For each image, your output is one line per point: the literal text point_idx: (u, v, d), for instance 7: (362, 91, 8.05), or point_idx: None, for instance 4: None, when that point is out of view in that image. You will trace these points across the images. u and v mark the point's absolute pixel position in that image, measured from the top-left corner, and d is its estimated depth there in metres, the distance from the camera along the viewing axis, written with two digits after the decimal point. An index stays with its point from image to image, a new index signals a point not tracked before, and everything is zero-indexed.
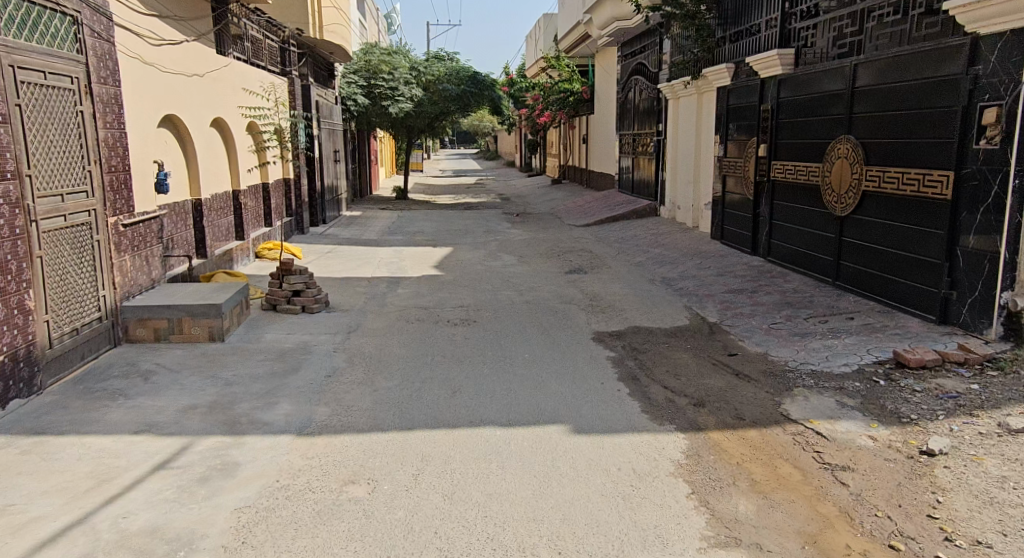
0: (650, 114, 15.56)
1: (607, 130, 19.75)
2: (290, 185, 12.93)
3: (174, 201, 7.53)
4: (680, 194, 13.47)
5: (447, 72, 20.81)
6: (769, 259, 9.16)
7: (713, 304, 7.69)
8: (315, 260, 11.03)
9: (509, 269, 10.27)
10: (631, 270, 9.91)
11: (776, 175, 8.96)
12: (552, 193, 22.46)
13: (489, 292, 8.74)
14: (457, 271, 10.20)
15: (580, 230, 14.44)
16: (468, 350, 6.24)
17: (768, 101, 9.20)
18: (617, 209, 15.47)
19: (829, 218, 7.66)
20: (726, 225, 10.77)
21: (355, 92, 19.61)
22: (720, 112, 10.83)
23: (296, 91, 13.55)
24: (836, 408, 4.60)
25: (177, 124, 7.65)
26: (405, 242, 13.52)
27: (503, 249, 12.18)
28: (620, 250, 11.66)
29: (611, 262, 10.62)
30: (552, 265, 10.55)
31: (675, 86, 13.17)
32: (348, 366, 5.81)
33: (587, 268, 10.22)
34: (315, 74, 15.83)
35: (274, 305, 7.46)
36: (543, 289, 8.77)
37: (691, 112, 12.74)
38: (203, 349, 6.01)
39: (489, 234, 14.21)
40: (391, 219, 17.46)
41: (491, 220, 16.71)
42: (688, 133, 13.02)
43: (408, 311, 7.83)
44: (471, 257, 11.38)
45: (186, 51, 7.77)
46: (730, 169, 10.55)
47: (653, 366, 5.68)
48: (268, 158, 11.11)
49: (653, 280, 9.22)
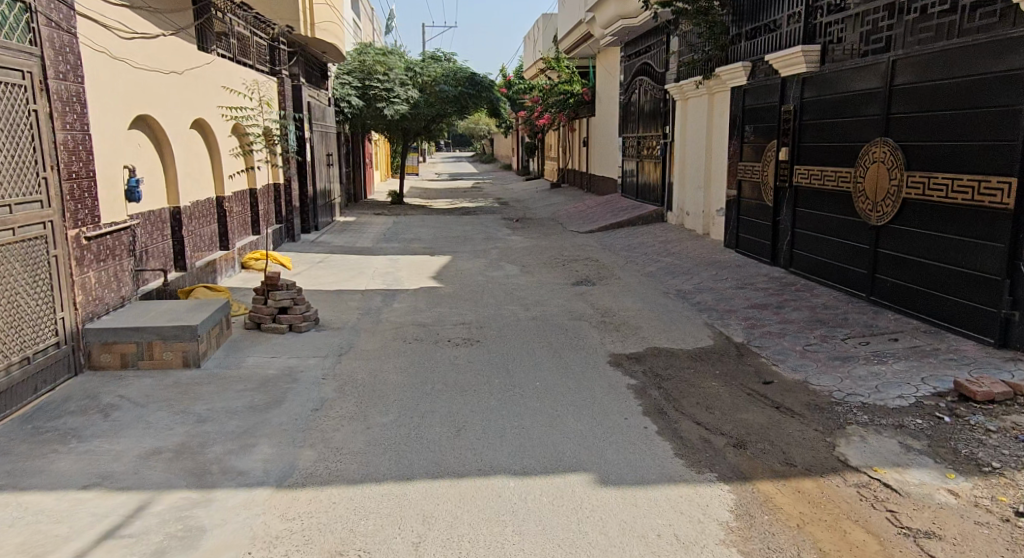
0: (656, 115, 14.97)
1: (609, 133, 19.17)
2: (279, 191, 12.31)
3: (148, 209, 6.89)
4: (689, 199, 12.88)
5: (444, 73, 20.25)
6: (792, 270, 8.56)
7: (736, 321, 7.07)
8: (305, 270, 10.40)
9: (512, 280, 9.64)
10: (642, 282, 9.30)
11: (799, 180, 8.37)
12: (552, 197, 21.86)
13: (492, 306, 8.12)
14: (457, 282, 9.57)
15: (583, 236, 13.83)
16: (473, 377, 5.60)
17: (789, 102, 8.61)
18: (621, 215, 14.87)
19: (862, 227, 7.06)
20: (741, 233, 10.17)
21: (349, 92, 18.98)
22: (735, 113, 10.25)
23: (286, 92, 12.95)
24: (901, 452, 3.98)
25: (153, 125, 7.04)
26: (401, 249, 12.89)
27: (504, 258, 11.57)
28: (628, 258, 11.05)
29: (620, 272, 10.01)
30: (557, 276, 9.93)
31: (684, 87, 12.59)
32: (338, 398, 5.18)
33: (594, 279, 9.60)
34: (306, 74, 15.20)
35: (259, 324, 6.82)
36: (550, 304, 8.15)
37: (701, 113, 12.15)
38: (175, 377, 5.37)
39: (489, 241, 13.58)
40: (386, 225, 16.84)
41: (490, 226, 16.09)
42: (697, 135, 12.43)
43: (404, 328, 7.20)
44: (471, 267, 10.76)
45: (163, 46, 7.16)
46: (746, 174, 9.96)
47: (681, 397, 5.06)
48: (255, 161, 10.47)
49: (667, 293, 8.61)
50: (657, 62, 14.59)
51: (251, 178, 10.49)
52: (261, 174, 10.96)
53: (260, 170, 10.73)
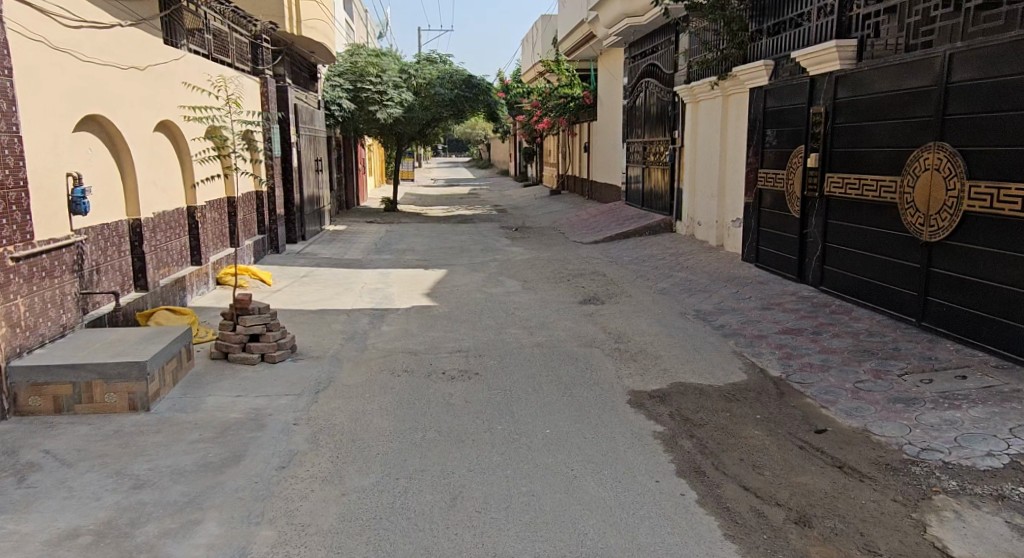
0: (662, 119, 14.20)
1: (612, 138, 18.39)
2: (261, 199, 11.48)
3: (98, 223, 6.05)
4: (701, 208, 12.10)
5: (439, 75, 19.40)
6: (824, 288, 7.76)
7: (768, 349, 6.26)
8: (287, 286, 9.56)
9: (513, 299, 8.81)
10: (655, 301, 8.49)
11: (832, 190, 7.58)
12: (552, 205, 21.09)
13: (492, 330, 7.29)
14: (453, 300, 8.76)
15: (587, 248, 13.02)
16: (471, 422, 4.78)
17: (818, 103, 7.83)
18: (627, 225, 14.08)
19: (911, 244, 6.27)
20: (761, 246, 9.37)
21: (340, 95, 18.16)
22: (754, 116, 9.46)
23: (271, 92, 12.14)
24: (1013, 537, 3.16)
25: (108, 126, 6.23)
26: (394, 262, 12.08)
27: (503, 272, 10.76)
28: (637, 273, 10.24)
29: (630, 289, 9.19)
30: (561, 293, 9.12)
31: (695, 88, 11.81)
32: (311, 450, 4.35)
33: (603, 298, 8.79)
34: (293, 75, 14.38)
35: (227, 354, 6.00)
36: (556, 328, 7.32)
37: (714, 116, 11.37)
38: (118, 423, 4.54)
39: (487, 253, 12.77)
40: (379, 234, 16.03)
41: (488, 236, 15.28)
42: (709, 140, 11.64)
43: (392, 358, 6.37)
44: (468, 282, 9.95)
45: (121, 38, 6.37)
46: (767, 182, 9.16)
47: (720, 451, 4.24)
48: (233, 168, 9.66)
49: (684, 314, 7.80)
50: (665, 62, 13.80)
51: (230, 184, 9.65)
52: (240, 181, 10.14)
53: (241, 176, 9.92)
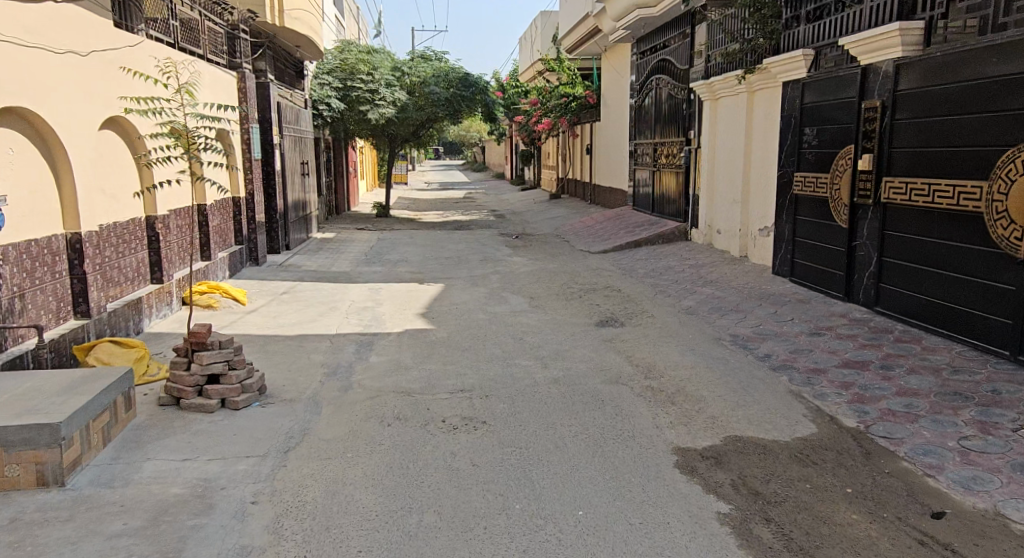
0: (674, 118, 13.24)
1: (618, 139, 17.37)
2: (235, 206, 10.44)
3: (22, 241, 5.05)
4: (720, 214, 11.12)
5: (434, 73, 18.44)
6: (881, 310, 6.74)
7: (831, 387, 5.24)
8: (265, 304, 8.50)
9: (520, 321, 7.77)
10: (680, 322, 7.47)
11: (890, 197, 6.57)
12: (552, 210, 20.10)
13: (499, 361, 6.25)
14: (452, 322, 7.72)
15: (596, 258, 11.99)
16: (480, 499, 3.74)
17: (872, 96, 6.84)
18: (637, 232, 13.07)
19: (1005, 263, 5.32)
20: (798, 258, 8.35)
21: (329, 94, 17.12)
22: (788, 114, 8.46)
23: (251, 88, 11.09)
24: None
25: (36, 124, 5.23)
26: (386, 275, 11.04)
27: (506, 287, 9.73)
28: (655, 288, 9.21)
29: (650, 308, 8.16)
30: (573, 312, 8.10)
31: (714, 83, 10.86)
32: (271, 548, 3.30)
33: (621, 319, 7.77)
34: (277, 70, 13.37)
35: (180, 399, 4.96)
36: (573, 358, 6.29)
37: (736, 114, 10.38)
38: (19, 508, 3.51)
39: (487, 264, 11.74)
40: (369, 242, 14.98)
41: (487, 244, 14.25)
42: (730, 141, 10.66)
43: (382, 402, 5.31)
44: (468, 300, 8.91)
45: (56, 17, 5.37)
46: (804, 187, 8.15)
47: (813, 547, 3.22)
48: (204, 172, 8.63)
49: (717, 339, 6.77)
50: (679, 57, 12.80)
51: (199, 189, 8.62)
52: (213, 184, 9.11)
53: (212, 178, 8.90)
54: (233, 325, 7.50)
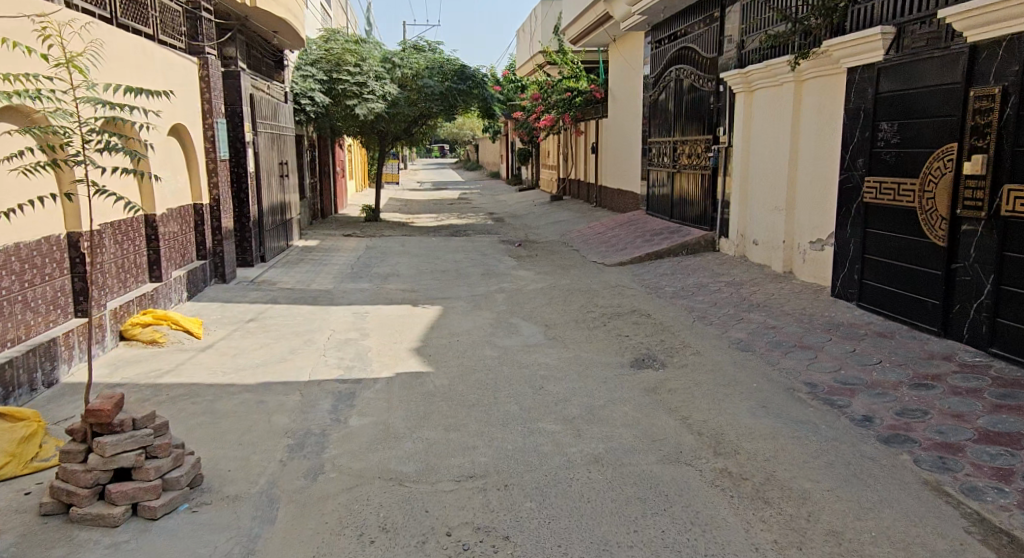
0: (695, 113, 11.84)
1: (629, 137, 15.93)
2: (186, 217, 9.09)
3: None
4: (756, 222, 9.63)
5: (428, 66, 16.91)
6: (999, 352, 5.30)
7: (981, 477, 3.79)
8: (225, 339, 7.09)
9: (535, 361, 6.34)
10: (733, 361, 6.05)
11: (1015, 208, 5.16)
12: (556, 213, 18.68)
13: (517, 427, 4.82)
14: (453, 364, 6.29)
15: (612, 272, 10.59)
16: None
17: (985, 81, 5.43)
18: (656, 241, 11.67)
19: None
20: (866, 280, 6.87)
21: (312, 87, 15.59)
22: (855, 107, 6.99)
23: (217, 77, 9.85)
24: None
25: None
26: (374, 293, 9.60)
27: (515, 311, 8.31)
28: (692, 313, 7.79)
29: (693, 341, 6.73)
30: (599, 348, 6.67)
31: (750, 72, 9.39)
32: None
33: (660, 357, 6.34)
34: (248, 57, 11.94)
35: (72, 507, 3.50)
36: (613, 422, 4.85)
37: (779, 108, 8.89)
38: None
39: (490, 279, 10.34)
40: (357, 252, 13.54)
41: (487, 254, 12.83)
42: (771, 137, 9.17)
43: (362, 499, 3.85)
44: (470, 330, 7.48)
45: None
46: (877, 195, 6.68)
47: None
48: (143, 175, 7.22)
49: (787, 385, 5.36)
50: (703, 44, 11.38)
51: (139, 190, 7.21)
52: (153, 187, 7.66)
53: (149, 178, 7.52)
54: (179, 369, 6.05)
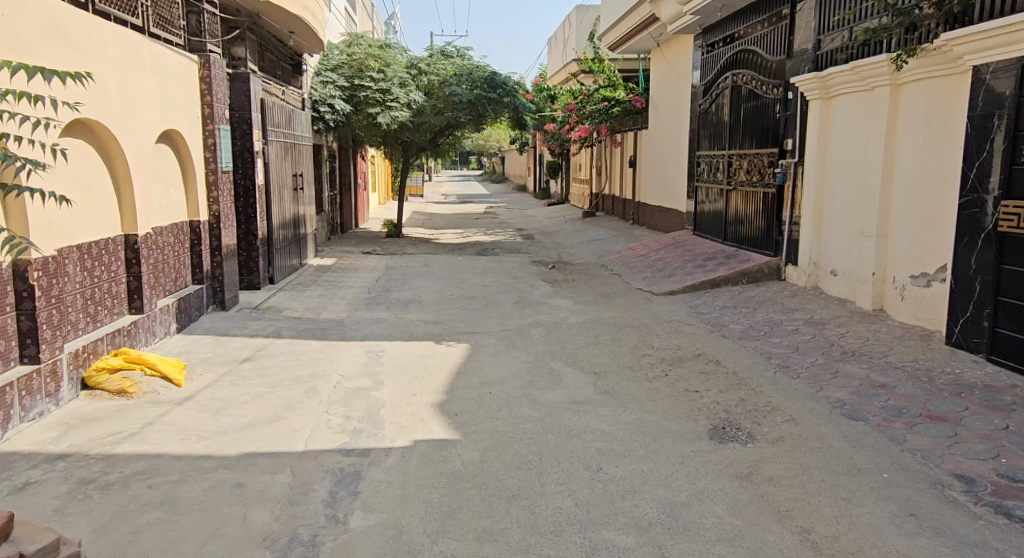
0: (752, 123, 10.53)
1: (674, 150, 14.62)
2: (178, 236, 7.97)
3: None
4: (833, 247, 8.21)
5: (456, 72, 15.77)
6: None
7: None
8: (210, 388, 5.92)
9: (587, 428, 5.06)
10: (844, 434, 4.73)
11: None
12: (590, 231, 17.42)
13: (575, 542, 3.56)
14: (485, 431, 5.05)
15: (663, 303, 9.29)
16: None
17: None
18: (711, 267, 10.35)
19: None
20: (1001, 328, 5.49)
21: (332, 93, 14.49)
22: (984, 114, 5.63)
23: (221, 78, 8.79)
24: None
25: None
26: (391, 325, 8.40)
27: (554, 353, 7.06)
28: (770, 360, 6.46)
29: (781, 401, 5.42)
30: (665, 410, 5.37)
31: (829, 75, 8.03)
32: None
33: (745, 425, 5.03)
34: (259, 59, 10.90)
35: None
36: (706, 536, 3.58)
37: (867, 117, 7.51)
38: None
39: (523, 309, 9.10)
40: (376, 272, 12.38)
41: (520, 278, 11.57)
42: (853, 151, 7.79)
43: None
44: (503, 380, 6.23)
45: None
46: (1018, 223, 5.32)
47: None
48: (82, 193, 6.00)
49: (933, 478, 4.02)
50: (767, 46, 10.09)
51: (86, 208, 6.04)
52: (110, 202, 6.49)
53: (103, 188, 6.36)
54: (147, 433, 4.89)
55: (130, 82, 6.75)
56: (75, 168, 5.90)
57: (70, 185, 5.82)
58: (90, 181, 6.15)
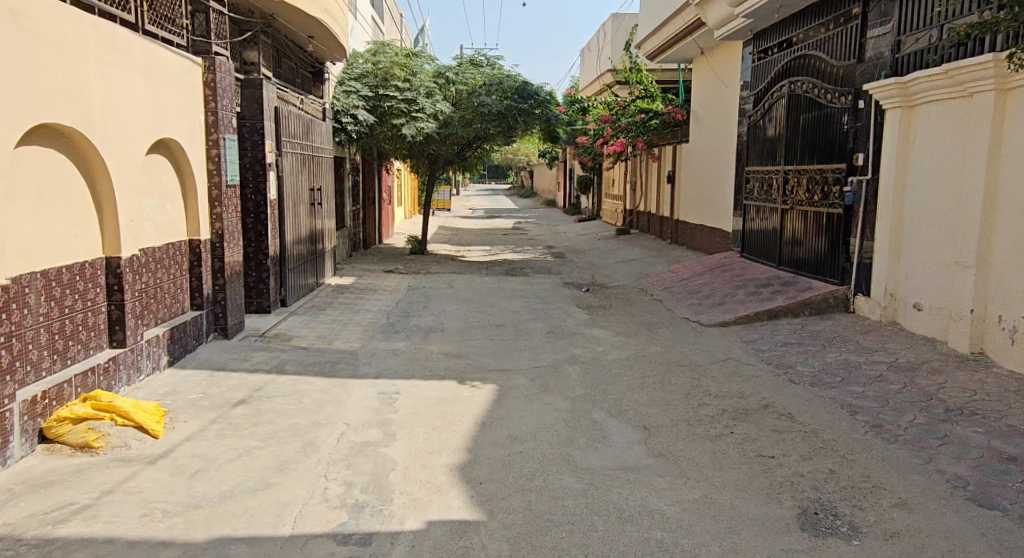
0: (812, 136, 9.49)
1: (718, 166, 13.57)
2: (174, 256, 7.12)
3: None
4: (917, 277, 7.13)
5: (486, 82, 14.93)
6: None
7: None
8: (191, 440, 5.02)
9: (644, 509, 4.07)
10: (979, 532, 3.68)
11: None
12: (626, 250, 16.41)
13: None
14: (515, 509, 4.08)
15: (716, 336, 8.25)
16: None
17: None
18: (767, 294, 9.29)
19: None
20: None
21: (355, 104, 13.68)
22: None
23: (228, 84, 7.98)
24: None
25: None
26: (410, 358, 7.48)
27: (595, 398, 6.07)
28: (856, 415, 5.41)
29: (883, 475, 4.38)
30: (737, 484, 4.36)
31: (913, 81, 6.99)
32: None
33: (843, 509, 4.00)
34: (274, 65, 10.11)
35: None
36: None
37: (962, 127, 6.47)
38: None
39: (557, 341, 8.12)
40: (397, 294, 11.50)
41: (552, 302, 10.59)
42: (943, 167, 6.74)
43: None
44: (536, 434, 5.26)
45: None
46: None
47: None
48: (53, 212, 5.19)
49: None
50: (831, 51, 9.06)
51: (57, 231, 5.23)
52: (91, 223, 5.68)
53: (82, 207, 5.56)
54: (101, 505, 3.99)
55: (118, 85, 5.94)
56: (43, 186, 5.09)
57: (30, 198, 4.97)
58: (66, 198, 5.35)
